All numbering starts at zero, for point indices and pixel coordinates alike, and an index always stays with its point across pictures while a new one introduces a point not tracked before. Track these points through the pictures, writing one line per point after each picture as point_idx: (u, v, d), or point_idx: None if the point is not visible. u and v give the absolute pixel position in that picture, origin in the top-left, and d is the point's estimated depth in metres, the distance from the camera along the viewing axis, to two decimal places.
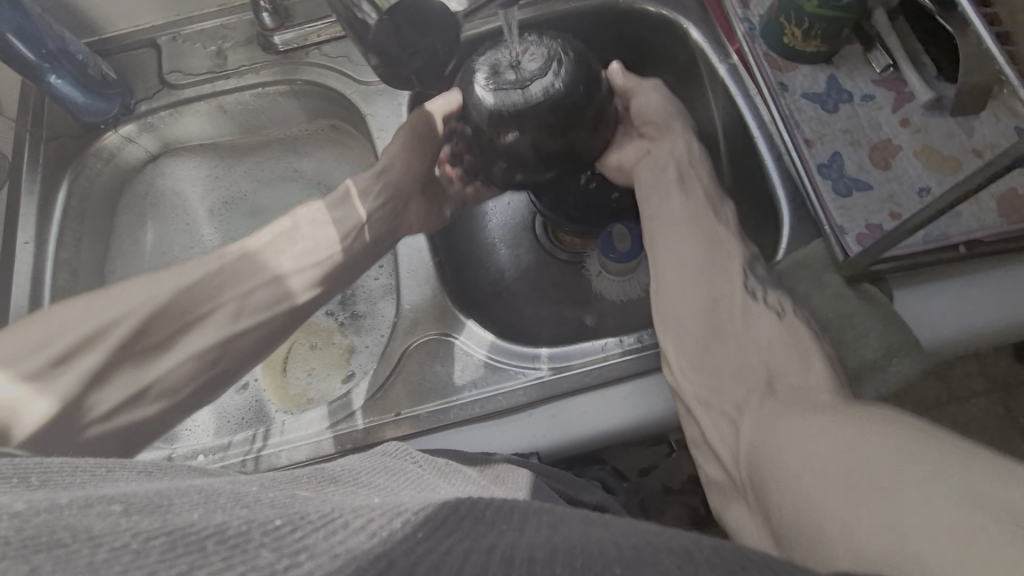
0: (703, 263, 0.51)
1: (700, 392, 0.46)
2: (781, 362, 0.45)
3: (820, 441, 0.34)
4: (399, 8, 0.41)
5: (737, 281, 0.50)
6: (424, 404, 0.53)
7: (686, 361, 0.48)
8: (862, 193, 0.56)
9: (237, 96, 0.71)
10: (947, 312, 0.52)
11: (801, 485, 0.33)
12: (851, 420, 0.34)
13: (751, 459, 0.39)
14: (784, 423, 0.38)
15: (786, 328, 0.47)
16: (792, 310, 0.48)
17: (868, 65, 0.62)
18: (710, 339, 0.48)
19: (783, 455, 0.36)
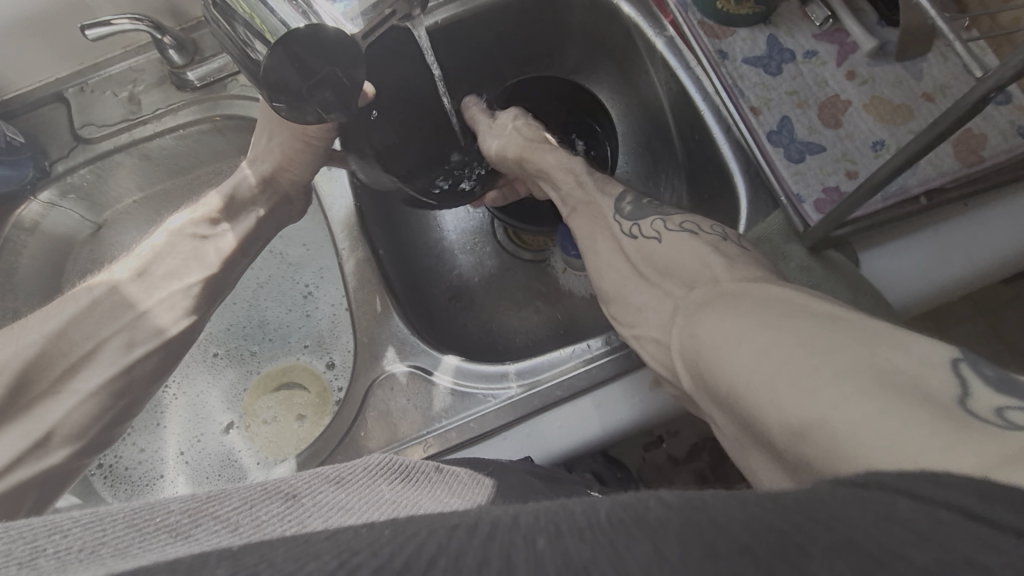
0: (594, 228, 0.50)
1: (634, 327, 0.43)
2: (677, 265, 0.42)
3: (752, 338, 0.30)
4: (287, 35, 0.39)
5: (614, 229, 0.48)
6: (400, 441, 0.51)
7: (607, 304, 0.46)
8: (815, 155, 0.54)
9: (159, 141, 0.67)
10: (916, 265, 0.50)
11: (741, 384, 0.30)
12: (783, 312, 0.31)
13: (691, 361, 0.35)
14: (708, 319, 0.35)
15: (672, 245, 0.43)
16: (670, 228, 0.45)
17: (807, 19, 0.59)
18: (622, 296, 0.45)
19: (715, 358, 0.32)
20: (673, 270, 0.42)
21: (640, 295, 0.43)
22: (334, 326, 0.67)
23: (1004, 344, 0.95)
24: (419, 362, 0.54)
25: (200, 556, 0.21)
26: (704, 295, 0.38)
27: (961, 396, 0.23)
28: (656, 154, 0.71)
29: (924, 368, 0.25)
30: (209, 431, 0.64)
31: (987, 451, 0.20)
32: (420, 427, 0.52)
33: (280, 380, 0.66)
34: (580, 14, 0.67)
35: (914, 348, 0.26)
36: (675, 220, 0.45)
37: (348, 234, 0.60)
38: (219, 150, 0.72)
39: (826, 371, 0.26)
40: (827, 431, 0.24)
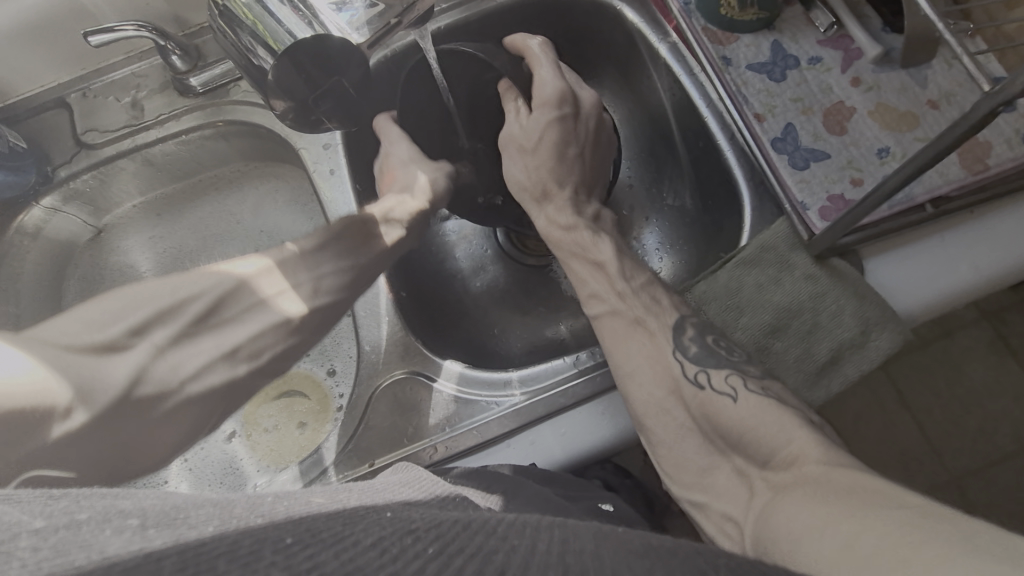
0: (647, 353, 0.47)
1: (695, 494, 0.42)
2: (753, 432, 0.40)
3: (814, 507, 0.31)
4: (296, 46, 0.39)
5: (676, 369, 0.45)
6: (405, 448, 0.51)
7: (660, 424, 0.45)
8: (819, 162, 0.54)
9: (162, 147, 0.67)
10: (921, 274, 0.50)
11: (797, 548, 0.30)
12: (851, 481, 0.31)
13: (760, 545, 0.34)
14: (778, 500, 0.34)
15: (748, 406, 0.41)
16: (745, 385, 0.42)
17: (811, 26, 0.59)
18: (688, 444, 0.43)
19: (778, 530, 0.33)
20: (747, 441, 0.40)
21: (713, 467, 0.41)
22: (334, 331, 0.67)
23: (1007, 348, 0.95)
24: (424, 369, 0.54)
25: (211, 560, 0.21)
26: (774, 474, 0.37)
27: None
28: (658, 159, 0.71)
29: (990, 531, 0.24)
30: (211, 440, 0.63)
31: None
32: (423, 436, 0.52)
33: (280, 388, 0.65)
34: (583, 20, 0.66)
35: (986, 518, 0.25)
36: (757, 381, 0.43)
37: None
38: (222, 156, 0.72)
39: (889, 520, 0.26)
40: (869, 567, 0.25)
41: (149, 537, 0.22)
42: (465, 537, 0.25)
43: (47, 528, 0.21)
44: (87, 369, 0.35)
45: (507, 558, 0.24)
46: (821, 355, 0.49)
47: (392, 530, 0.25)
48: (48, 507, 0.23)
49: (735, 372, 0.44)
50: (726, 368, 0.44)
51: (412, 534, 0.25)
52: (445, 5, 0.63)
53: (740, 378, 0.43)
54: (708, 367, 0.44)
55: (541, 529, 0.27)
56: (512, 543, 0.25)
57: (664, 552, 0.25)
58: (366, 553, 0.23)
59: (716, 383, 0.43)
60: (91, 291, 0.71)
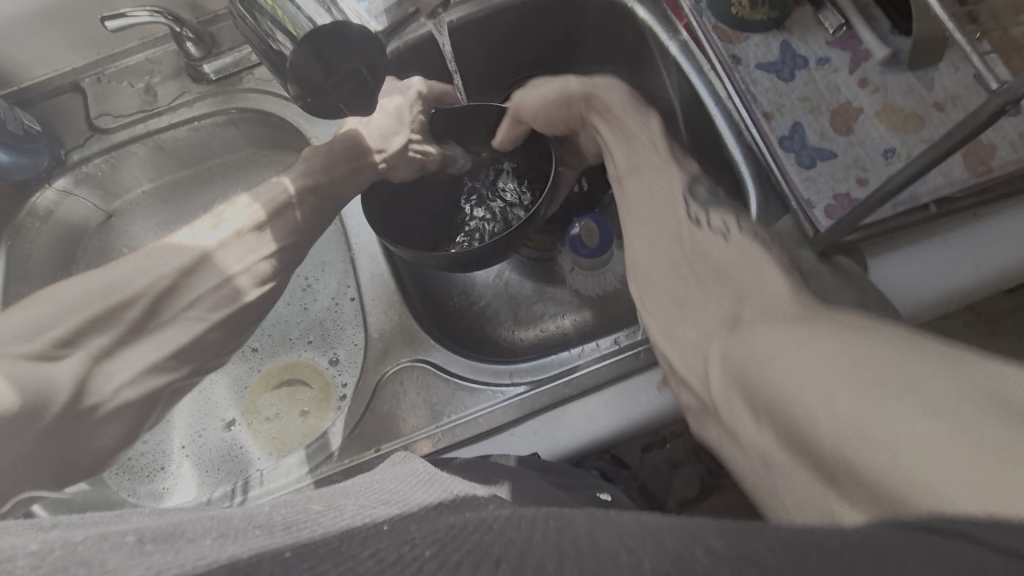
0: (657, 203, 0.50)
1: (665, 320, 0.45)
2: (735, 271, 0.43)
3: (799, 349, 0.29)
4: (315, 34, 0.39)
5: (680, 209, 0.49)
6: (408, 435, 0.52)
7: (651, 284, 0.47)
8: (826, 161, 0.54)
9: (173, 133, 0.67)
10: (924, 273, 0.51)
11: (790, 402, 0.28)
12: (838, 327, 0.30)
13: (737, 380, 0.34)
14: (765, 333, 0.33)
15: (735, 249, 0.45)
16: (739, 228, 0.47)
17: (820, 27, 0.59)
18: (668, 277, 0.46)
19: (762, 369, 0.31)
20: (728, 274, 0.43)
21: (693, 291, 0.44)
22: (337, 320, 0.68)
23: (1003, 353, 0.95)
24: (430, 358, 0.55)
25: None
26: (748, 319, 0.37)
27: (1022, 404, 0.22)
28: None
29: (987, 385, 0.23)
30: (216, 425, 0.64)
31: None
32: (427, 423, 0.52)
33: (283, 377, 0.66)
34: (593, 16, 0.67)
35: (986, 370, 0.24)
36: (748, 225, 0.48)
37: (363, 230, 0.61)
38: (233, 143, 0.72)
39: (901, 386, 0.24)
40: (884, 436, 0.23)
41: (149, 552, 0.23)
42: (466, 534, 0.26)
43: (42, 549, 0.22)
44: (39, 377, 0.39)
45: (507, 550, 0.24)
46: None
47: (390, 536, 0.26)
48: (42, 534, 0.23)
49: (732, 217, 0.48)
50: (724, 212, 0.49)
51: (407, 543, 0.25)
52: None
53: (735, 222, 0.48)
54: (710, 211, 0.49)
55: (537, 520, 0.27)
56: (510, 535, 0.26)
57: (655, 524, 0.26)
58: (361, 555, 0.24)
59: (713, 223, 0.47)
60: None
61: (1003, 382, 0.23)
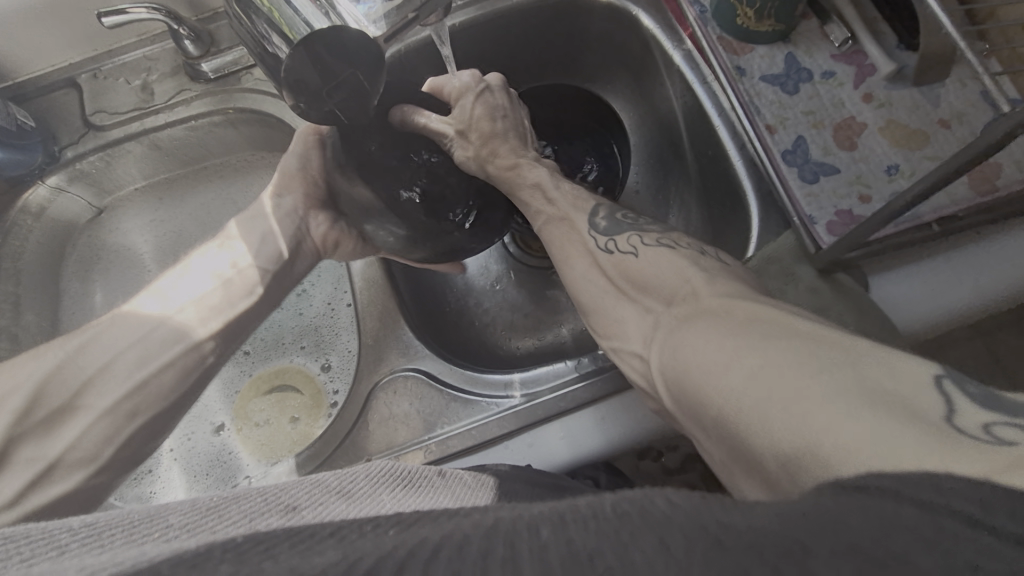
0: (575, 249, 0.47)
1: (612, 340, 0.41)
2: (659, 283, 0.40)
3: (734, 358, 0.28)
4: (315, 38, 0.39)
5: (590, 243, 0.46)
6: (400, 446, 0.51)
7: (592, 313, 0.44)
8: (829, 176, 0.54)
9: (169, 132, 0.66)
10: (926, 292, 0.50)
11: (723, 407, 0.28)
12: (761, 326, 0.30)
13: (672, 384, 0.33)
14: (691, 336, 0.33)
15: (649, 258, 0.42)
16: (650, 241, 0.43)
17: (826, 39, 0.59)
18: (617, 301, 0.42)
19: (695, 380, 0.30)
20: (655, 287, 0.40)
21: (630, 307, 0.41)
22: (332, 325, 0.67)
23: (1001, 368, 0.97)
24: (424, 367, 0.54)
25: (207, 551, 0.21)
26: (686, 312, 0.35)
27: (948, 414, 0.22)
28: (667, 167, 0.71)
29: (899, 374, 0.24)
30: (203, 431, 0.63)
31: (987, 460, 0.19)
32: (419, 433, 0.51)
33: (274, 382, 0.65)
34: (596, 23, 0.66)
35: (895, 363, 0.24)
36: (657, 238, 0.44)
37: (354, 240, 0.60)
38: (230, 143, 0.71)
39: (815, 392, 0.24)
40: (818, 452, 0.23)
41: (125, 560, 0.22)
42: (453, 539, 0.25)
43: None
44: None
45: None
46: None
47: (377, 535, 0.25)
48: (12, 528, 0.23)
49: (647, 234, 0.45)
50: (631, 232, 0.45)
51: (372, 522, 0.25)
52: (462, 1, 0.63)
53: (646, 237, 0.44)
54: (614, 236, 0.45)
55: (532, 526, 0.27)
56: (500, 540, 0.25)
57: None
58: None
59: (623, 245, 0.44)
60: (92, 272, 0.71)
61: (892, 378, 0.24)
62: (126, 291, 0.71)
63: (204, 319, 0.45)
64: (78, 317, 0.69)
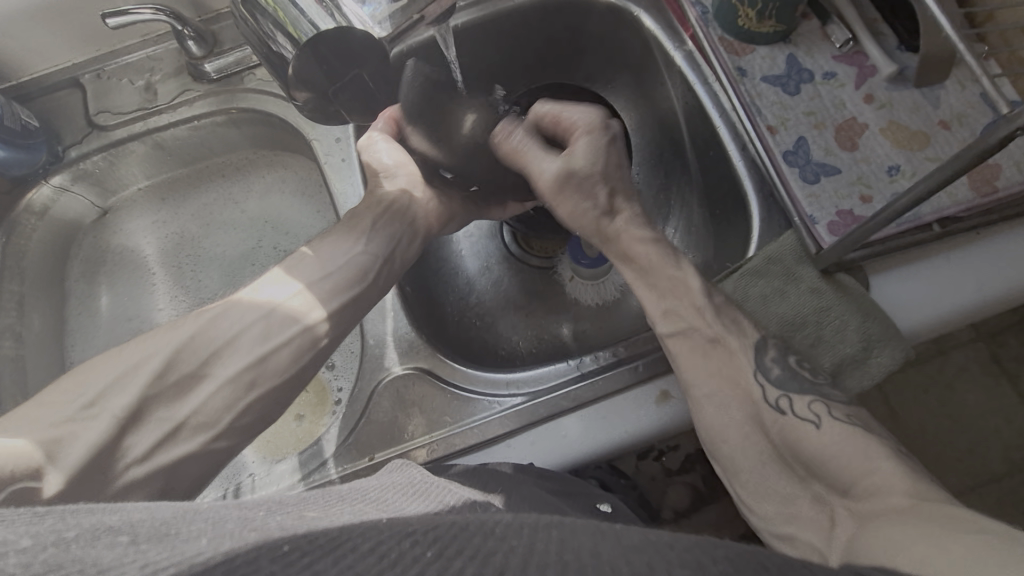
0: (722, 398, 0.46)
1: (775, 524, 0.41)
2: (835, 464, 0.40)
3: (895, 545, 0.33)
4: (318, 38, 0.39)
5: (755, 391, 0.45)
6: (404, 444, 0.51)
7: (751, 496, 0.43)
8: (830, 177, 0.54)
9: (173, 132, 0.67)
10: (928, 292, 0.51)
11: (897, 570, 0.31)
12: (928, 515, 0.33)
13: (854, 572, 0.35)
14: (870, 527, 0.36)
15: (832, 435, 0.42)
16: (831, 415, 0.43)
17: (827, 40, 0.59)
18: (763, 479, 0.43)
19: (872, 547, 0.34)
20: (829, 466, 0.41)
21: (771, 481, 0.42)
22: None
23: (1002, 370, 0.99)
24: (427, 367, 0.54)
25: None
26: (856, 512, 0.38)
27: None
28: (669, 167, 0.71)
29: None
30: None
31: None
32: (422, 432, 0.52)
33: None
34: (598, 23, 0.67)
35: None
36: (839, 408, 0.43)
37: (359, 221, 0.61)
38: (233, 143, 0.72)
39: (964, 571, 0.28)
40: None
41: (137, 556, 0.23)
42: (462, 539, 0.25)
43: (32, 549, 0.22)
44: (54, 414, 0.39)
45: (505, 562, 0.24)
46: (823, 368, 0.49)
47: (388, 533, 0.26)
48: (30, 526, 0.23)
49: (819, 399, 0.44)
50: (808, 396, 0.44)
51: (409, 538, 0.25)
52: (464, 2, 0.63)
53: (825, 406, 0.43)
54: (789, 395, 0.44)
55: (539, 528, 0.27)
56: (510, 543, 0.25)
57: (660, 546, 0.26)
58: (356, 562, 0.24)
59: (797, 409, 0.43)
60: (95, 272, 0.71)
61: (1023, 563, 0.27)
62: (129, 291, 0.71)
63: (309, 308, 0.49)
64: (81, 317, 0.70)
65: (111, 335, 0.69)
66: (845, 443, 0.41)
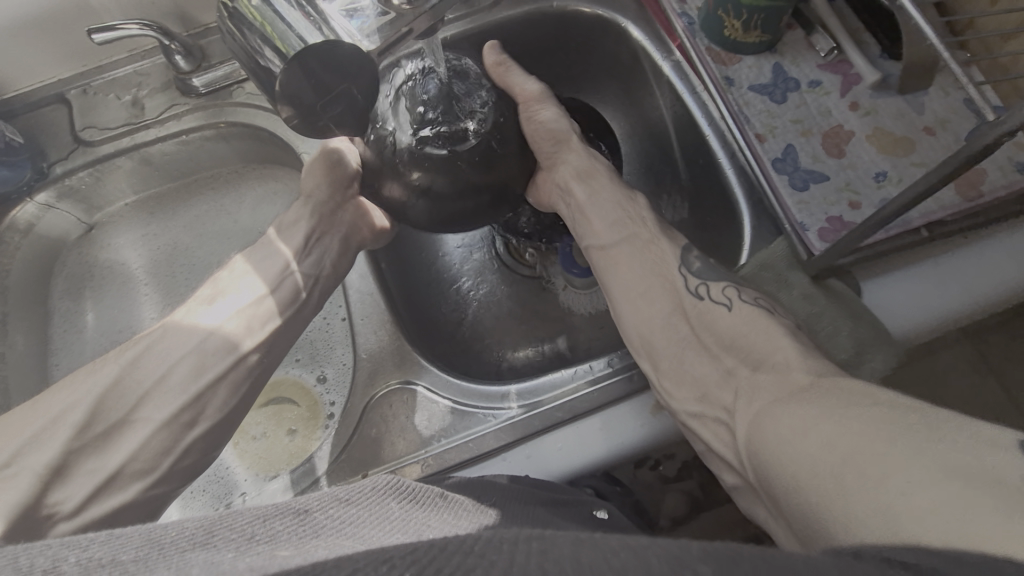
0: (651, 280, 0.53)
1: (689, 403, 0.46)
2: (745, 338, 0.46)
3: (813, 429, 0.34)
4: (309, 52, 0.39)
5: (679, 285, 0.51)
6: (398, 459, 0.51)
7: (669, 371, 0.48)
8: (818, 184, 0.54)
9: (161, 147, 0.66)
10: (920, 296, 0.51)
11: (803, 480, 0.33)
12: (837, 396, 0.36)
13: (755, 457, 0.39)
14: (780, 414, 0.38)
15: (741, 315, 0.47)
16: (740, 296, 0.48)
17: (811, 50, 0.60)
18: (686, 356, 0.48)
19: (781, 447, 0.36)
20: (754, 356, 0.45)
21: (700, 369, 0.47)
22: (327, 339, 0.67)
23: (982, 373, 0.98)
24: (420, 380, 0.53)
25: None
26: (761, 393, 0.41)
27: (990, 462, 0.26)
28: (659, 177, 0.72)
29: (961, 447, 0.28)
30: None
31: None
32: (416, 447, 0.51)
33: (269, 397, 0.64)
34: (585, 35, 0.67)
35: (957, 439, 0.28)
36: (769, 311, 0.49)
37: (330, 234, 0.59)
38: (221, 157, 0.71)
39: (886, 470, 0.29)
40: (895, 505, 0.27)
41: None
42: (444, 559, 0.25)
43: None
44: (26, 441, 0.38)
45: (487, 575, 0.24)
46: None
47: (368, 562, 0.25)
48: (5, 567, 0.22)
49: (731, 285, 0.49)
50: (722, 283, 0.50)
51: (387, 563, 0.25)
52: (453, 15, 0.64)
53: (735, 291, 0.49)
54: (707, 283, 0.50)
55: (520, 542, 0.26)
56: (489, 560, 0.25)
57: (639, 546, 0.25)
58: None
59: (714, 294, 0.49)
60: (82, 289, 0.70)
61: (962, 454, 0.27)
62: (116, 309, 0.70)
63: (250, 330, 0.49)
64: (66, 335, 0.68)
65: (98, 353, 0.68)
66: (751, 319, 0.46)
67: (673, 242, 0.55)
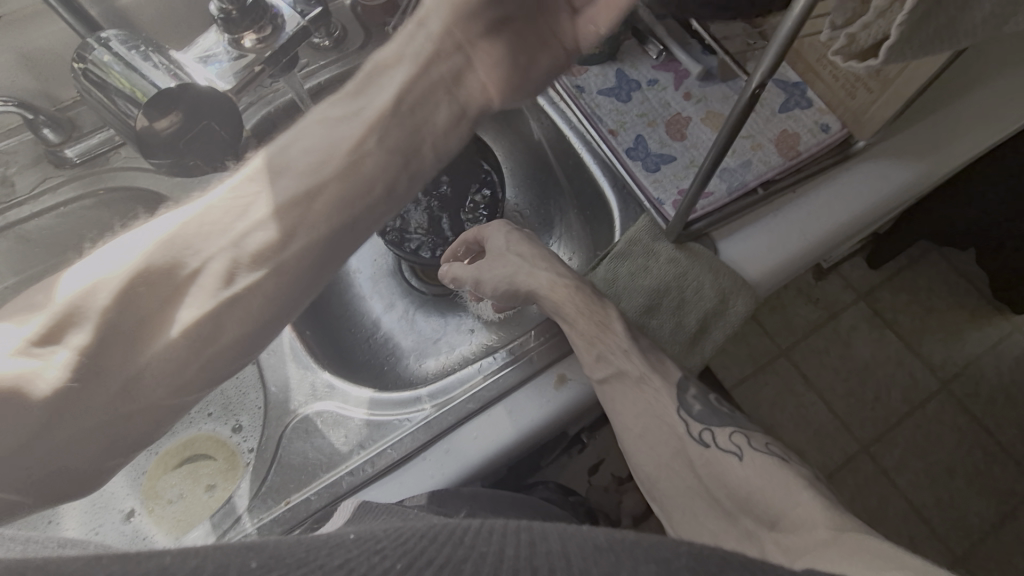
0: (649, 424, 0.52)
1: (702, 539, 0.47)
2: (759, 495, 0.46)
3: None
4: (161, 95, 0.47)
5: (681, 430, 0.51)
6: (318, 480, 0.51)
7: (676, 500, 0.50)
8: (669, 164, 0.61)
9: (38, 222, 0.64)
10: (767, 245, 0.59)
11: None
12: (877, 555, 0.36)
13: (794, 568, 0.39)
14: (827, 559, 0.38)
15: (753, 466, 0.47)
16: (751, 445, 0.49)
17: (646, 55, 0.68)
18: (696, 513, 0.49)
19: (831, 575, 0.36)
20: (753, 502, 0.46)
21: (709, 518, 0.48)
22: (239, 387, 0.65)
23: (882, 319, 1.28)
24: (334, 400, 0.55)
25: None
26: (792, 546, 0.42)
27: None
28: (543, 184, 0.79)
29: None
30: (108, 521, 0.59)
31: None
32: (335, 465, 0.51)
33: (183, 455, 0.63)
34: None
35: None
36: (758, 440, 0.50)
37: None
38: None
39: None
40: None
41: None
42: (433, 549, 0.26)
43: None
44: None
45: (477, 568, 0.26)
46: (692, 325, 0.55)
47: (360, 549, 0.26)
48: None
49: (738, 431, 0.50)
50: (729, 428, 0.50)
51: (378, 552, 0.26)
52: (325, 61, 0.69)
53: (744, 438, 0.50)
54: (711, 428, 0.50)
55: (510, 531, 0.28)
56: (479, 550, 0.26)
57: (625, 542, 0.28)
58: (331, 570, 0.24)
59: (720, 442, 0.49)
60: None
61: None
62: None
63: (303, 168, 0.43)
64: None
65: None
66: (766, 471, 0.47)
67: (671, 377, 0.53)
